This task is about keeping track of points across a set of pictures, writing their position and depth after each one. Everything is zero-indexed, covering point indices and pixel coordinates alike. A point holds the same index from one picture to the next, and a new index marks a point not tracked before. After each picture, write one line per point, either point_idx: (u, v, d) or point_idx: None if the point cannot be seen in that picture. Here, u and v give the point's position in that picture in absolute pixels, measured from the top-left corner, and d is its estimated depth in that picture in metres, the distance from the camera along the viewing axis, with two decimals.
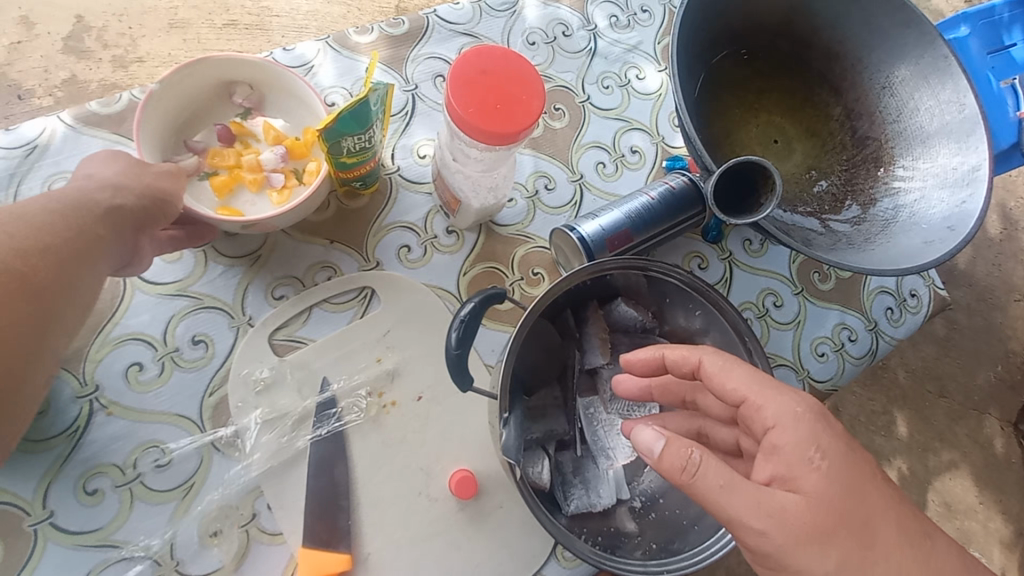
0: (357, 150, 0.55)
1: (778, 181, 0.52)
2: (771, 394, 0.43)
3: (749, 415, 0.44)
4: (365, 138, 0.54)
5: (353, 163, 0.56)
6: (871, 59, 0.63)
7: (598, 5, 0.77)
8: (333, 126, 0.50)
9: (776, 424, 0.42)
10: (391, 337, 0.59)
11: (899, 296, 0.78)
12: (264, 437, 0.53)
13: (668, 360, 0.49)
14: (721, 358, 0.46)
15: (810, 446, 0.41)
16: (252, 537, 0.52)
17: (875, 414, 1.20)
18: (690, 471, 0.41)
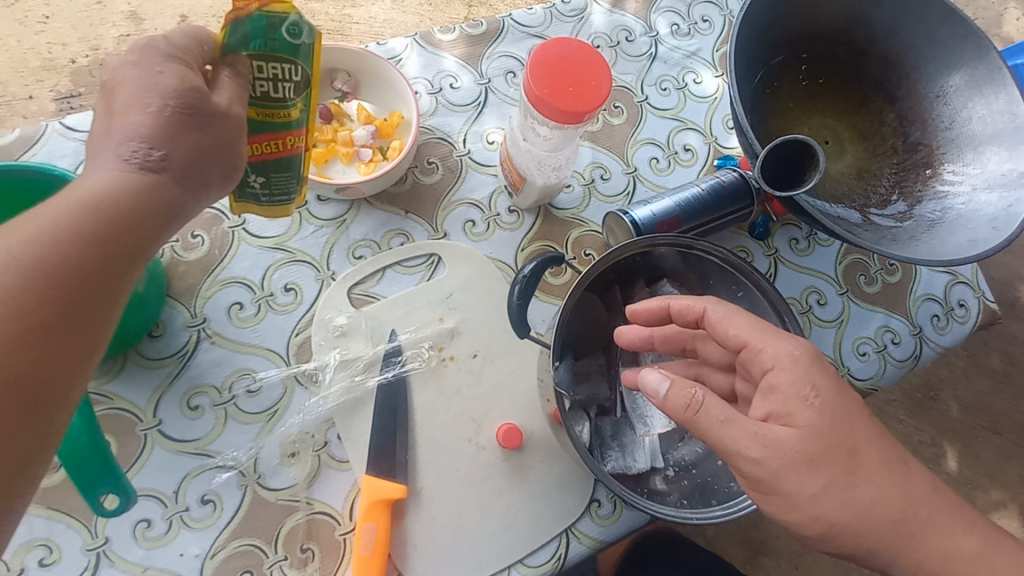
0: (270, 100, 0.44)
1: (823, 157, 0.56)
2: (770, 338, 0.50)
3: (750, 360, 0.50)
4: (282, 79, 0.43)
5: (262, 125, 0.45)
6: (927, 68, 0.66)
7: (661, 14, 0.83)
8: (239, 31, 0.41)
9: (773, 366, 0.49)
10: (453, 299, 0.65)
11: (947, 305, 0.79)
12: (339, 374, 0.61)
13: (674, 309, 0.55)
14: (723, 308, 0.52)
15: (805, 385, 0.48)
16: (323, 462, 0.59)
17: (922, 446, 1.15)
18: (693, 408, 0.46)
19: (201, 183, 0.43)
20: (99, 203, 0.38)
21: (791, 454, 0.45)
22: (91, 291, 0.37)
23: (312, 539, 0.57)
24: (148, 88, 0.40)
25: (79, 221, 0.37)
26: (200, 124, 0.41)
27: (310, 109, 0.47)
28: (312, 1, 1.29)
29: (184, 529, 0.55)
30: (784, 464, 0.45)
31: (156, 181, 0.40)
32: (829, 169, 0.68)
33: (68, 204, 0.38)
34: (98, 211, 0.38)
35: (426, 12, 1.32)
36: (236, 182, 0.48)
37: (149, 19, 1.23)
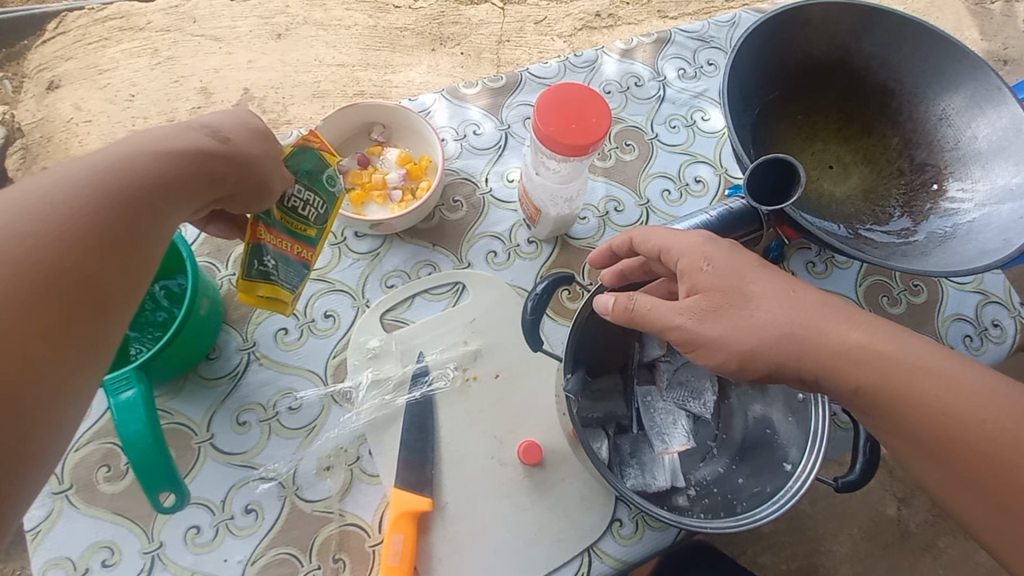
0: (296, 215, 0.57)
1: (800, 171, 0.59)
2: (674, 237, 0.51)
3: (666, 261, 0.51)
4: (310, 204, 0.57)
5: (284, 228, 0.57)
6: (927, 93, 0.68)
7: (668, 61, 0.90)
8: (297, 157, 0.56)
9: (681, 256, 0.49)
10: (477, 324, 0.70)
11: (979, 325, 0.77)
12: (371, 392, 0.66)
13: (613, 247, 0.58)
14: (643, 226, 0.53)
15: (701, 260, 0.47)
16: (355, 476, 0.63)
17: None
18: (630, 305, 0.49)
19: (250, 170, 0.49)
20: (164, 154, 0.44)
21: (699, 309, 0.46)
22: (144, 222, 0.42)
23: (344, 550, 0.60)
24: (236, 118, 0.51)
25: (146, 172, 0.42)
26: (262, 140, 0.51)
27: (326, 237, 0.60)
28: (357, 71, 1.46)
29: (229, 537, 0.60)
30: (698, 321, 0.46)
31: (216, 153, 0.47)
32: (835, 191, 0.70)
33: (136, 151, 0.43)
34: (162, 162, 0.43)
35: (457, 75, 1.46)
36: (245, 264, 0.56)
37: (218, 93, 1.42)
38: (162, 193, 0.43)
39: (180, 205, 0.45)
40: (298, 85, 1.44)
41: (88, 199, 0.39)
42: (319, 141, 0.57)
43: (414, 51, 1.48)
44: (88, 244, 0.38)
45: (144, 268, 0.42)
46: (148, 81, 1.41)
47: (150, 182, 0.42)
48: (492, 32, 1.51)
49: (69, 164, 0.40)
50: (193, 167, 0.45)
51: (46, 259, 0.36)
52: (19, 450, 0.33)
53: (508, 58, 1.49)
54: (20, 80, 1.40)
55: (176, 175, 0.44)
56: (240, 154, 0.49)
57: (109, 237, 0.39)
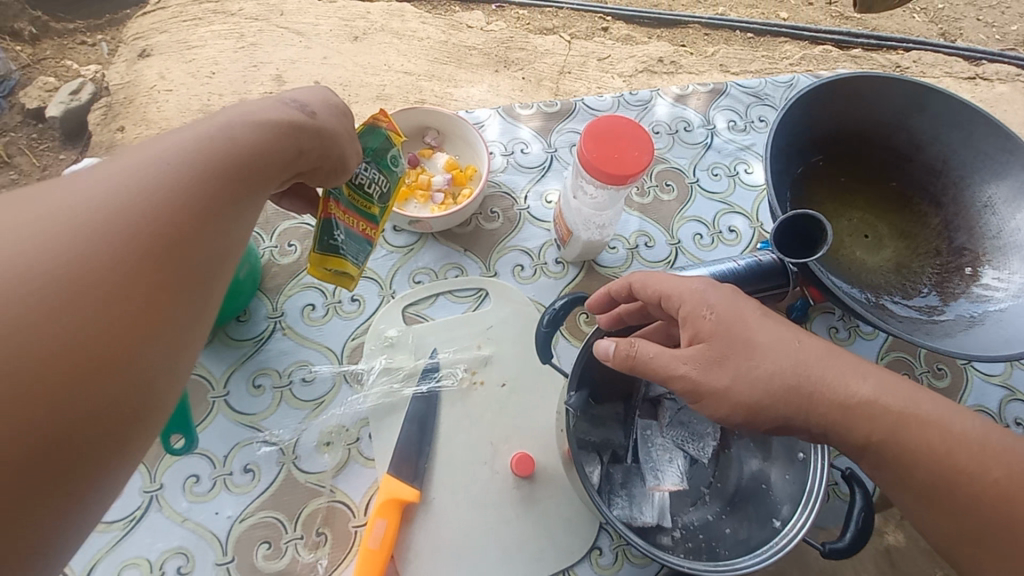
0: (362, 192, 0.61)
1: (829, 233, 0.58)
2: (677, 283, 0.50)
3: (667, 307, 0.51)
4: (376, 184, 0.61)
5: (351, 205, 0.62)
6: (973, 179, 0.68)
7: (719, 111, 0.92)
8: (368, 137, 0.60)
9: (682, 302, 0.49)
10: (492, 332, 0.72)
11: (1000, 421, 0.74)
12: (380, 378, 0.68)
13: (611, 292, 0.57)
14: (645, 273, 0.53)
15: (702, 306, 0.48)
16: (352, 456, 0.65)
17: None
18: (630, 351, 0.49)
19: (330, 145, 0.51)
20: (255, 128, 0.45)
21: (703, 357, 0.46)
22: (242, 187, 0.43)
23: (328, 525, 0.61)
24: (318, 93, 0.53)
25: (243, 141, 0.44)
26: (338, 116, 0.53)
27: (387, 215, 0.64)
28: (422, 80, 1.53)
29: (224, 492, 0.62)
30: (702, 371, 0.46)
31: (302, 126, 0.48)
32: (866, 260, 0.70)
33: (232, 124, 0.44)
34: (256, 135, 0.45)
35: (515, 97, 1.52)
36: (318, 238, 0.62)
37: (291, 82, 1.50)
38: (257, 160, 0.44)
39: (271, 175, 0.46)
40: (365, 86, 1.51)
41: (191, 162, 0.40)
42: (387, 121, 0.61)
43: (479, 70, 1.55)
44: (189, 208, 0.39)
45: (238, 229, 0.43)
46: (230, 62, 1.51)
47: (249, 153, 0.44)
48: (556, 63, 1.56)
49: (171, 134, 0.42)
50: (284, 139, 0.47)
51: (151, 223, 0.37)
52: (133, 397, 0.34)
53: (567, 89, 1.53)
54: (118, 44, 1.52)
55: (269, 146, 0.45)
56: (323, 127, 0.50)
57: (207, 200, 0.40)
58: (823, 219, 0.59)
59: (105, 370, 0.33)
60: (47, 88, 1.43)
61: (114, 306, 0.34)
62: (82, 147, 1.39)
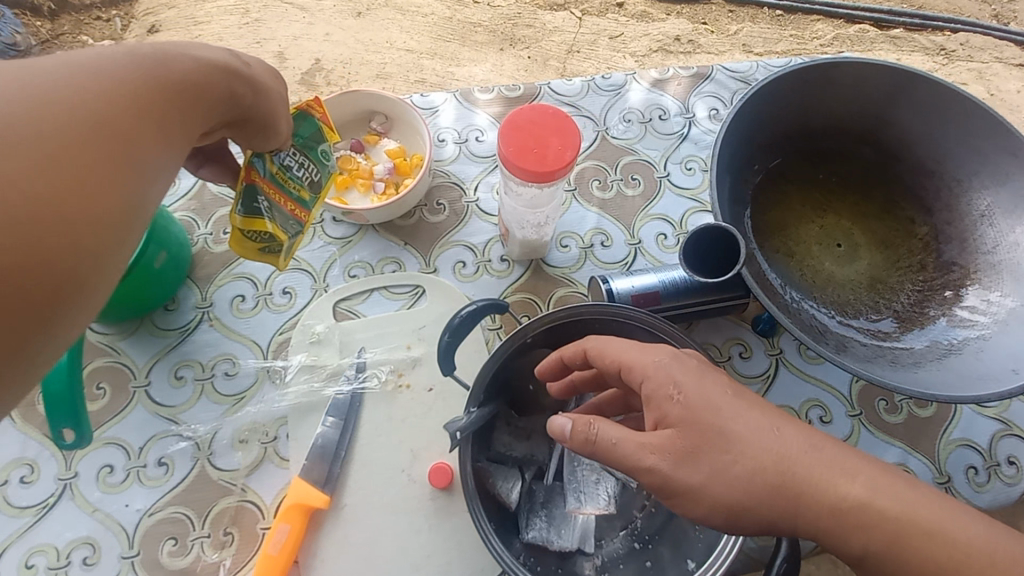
0: (292, 177, 0.56)
1: (741, 241, 0.52)
2: (638, 354, 0.44)
3: (628, 380, 0.45)
4: (306, 169, 0.56)
5: (280, 186, 0.55)
6: (970, 184, 0.59)
7: (700, 98, 0.84)
8: (299, 124, 0.56)
9: (644, 378, 0.43)
10: (424, 332, 0.68)
11: (989, 459, 0.66)
12: (301, 376, 0.66)
13: (565, 359, 0.51)
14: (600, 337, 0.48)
15: (669, 385, 0.42)
16: (267, 455, 0.63)
17: None
18: (592, 438, 0.42)
19: (267, 95, 0.48)
20: (186, 63, 0.42)
21: (673, 449, 0.40)
22: (164, 116, 0.39)
23: (236, 524, 0.60)
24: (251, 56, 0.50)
25: (176, 70, 0.41)
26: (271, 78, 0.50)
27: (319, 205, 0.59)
28: (423, 58, 1.48)
29: (136, 484, 0.61)
30: (671, 464, 0.40)
31: (240, 70, 0.46)
32: (836, 274, 0.62)
33: (166, 52, 0.41)
34: (185, 72, 0.41)
35: (520, 78, 1.45)
36: (239, 227, 0.54)
37: (292, 59, 1.47)
38: (187, 93, 0.41)
39: (203, 112, 0.43)
40: (365, 64, 1.47)
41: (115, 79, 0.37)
42: (321, 110, 0.57)
43: (482, 48, 1.48)
44: (104, 137, 0.35)
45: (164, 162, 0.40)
46: (233, 38, 1.48)
47: (179, 82, 0.41)
48: (564, 40, 1.47)
49: (73, 55, 0.37)
50: (218, 78, 0.44)
51: (56, 150, 0.32)
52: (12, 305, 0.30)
53: (573, 69, 1.45)
54: (129, 20, 1.48)
55: (201, 79, 0.42)
56: (257, 79, 0.47)
57: (124, 136, 0.36)
58: (727, 228, 0.53)
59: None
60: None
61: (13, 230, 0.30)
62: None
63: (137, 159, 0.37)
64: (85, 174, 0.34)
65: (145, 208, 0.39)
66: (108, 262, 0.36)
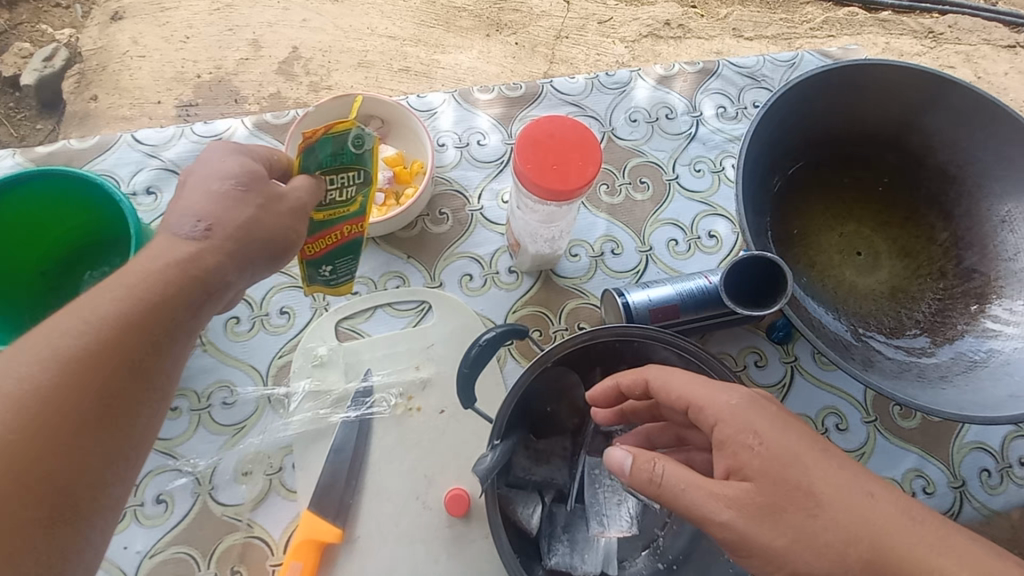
0: (337, 214, 0.51)
1: (789, 279, 0.51)
2: (707, 394, 0.43)
3: (695, 419, 0.44)
4: (346, 194, 0.50)
5: (326, 228, 0.52)
6: (993, 189, 0.58)
7: (707, 96, 0.81)
8: (311, 160, 0.47)
9: (716, 421, 0.42)
10: (434, 350, 0.66)
11: (1002, 461, 0.67)
12: (306, 403, 0.62)
13: (621, 387, 0.50)
14: (662, 371, 0.47)
15: (747, 432, 0.41)
16: (272, 487, 0.60)
17: None
18: (657, 482, 0.42)
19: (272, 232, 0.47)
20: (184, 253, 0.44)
21: (752, 506, 0.39)
22: (192, 295, 0.43)
23: (244, 562, 0.58)
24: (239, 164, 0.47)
25: (199, 244, 0.44)
26: (253, 197, 0.46)
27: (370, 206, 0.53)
28: (407, 46, 1.41)
29: (134, 524, 0.58)
30: (748, 520, 0.39)
31: (250, 215, 0.46)
32: (857, 283, 0.61)
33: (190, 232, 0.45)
34: (207, 243, 0.44)
35: (507, 66, 1.40)
36: (308, 274, 0.55)
37: (268, 47, 1.39)
38: (213, 260, 0.44)
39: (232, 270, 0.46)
40: (346, 52, 1.40)
41: (148, 275, 0.42)
42: (317, 130, 0.46)
43: (468, 34, 1.42)
44: (106, 358, 0.39)
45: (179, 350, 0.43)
46: (204, 25, 1.39)
47: (203, 254, 0.44)
48: (552, 26, 1.42)
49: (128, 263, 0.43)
50: (237, 233, 0.46)
51: (65, 383, 0.37)
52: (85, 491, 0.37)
53: (563, 56, 1.40)
54: (91, 6, 1.38)
55: (221, 243, 0.45)
56: (234, 229, 0.45)
57: (130, 343, 0.40)
58: (774, 259, 0.52)
59: (30, 520, 0.34)
60: (20, 54, 1.29)
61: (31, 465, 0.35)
62: (57, 117, 1.29)
63: (146, 361, 0.40)
64: (91, 397, 0.38)
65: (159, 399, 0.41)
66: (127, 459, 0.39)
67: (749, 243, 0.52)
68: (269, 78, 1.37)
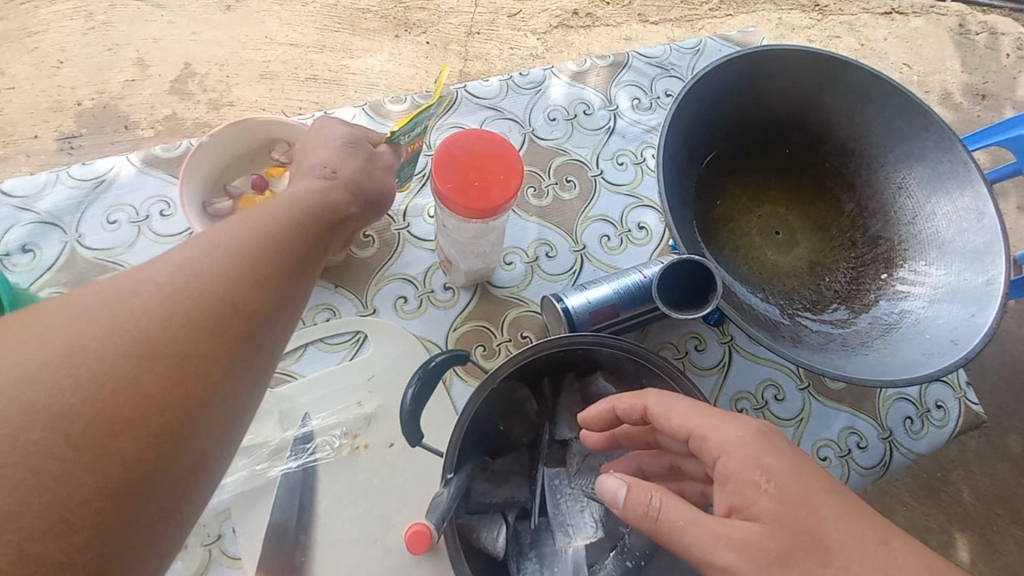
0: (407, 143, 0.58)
1: (717, 275, 0.52)
2: (712, 422, 0.43)
3: (698, 448, 0.44)
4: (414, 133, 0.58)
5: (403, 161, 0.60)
6: (887, 158, 0.62)
7: (621, 88, 0.82)
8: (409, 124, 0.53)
9: (721, 453, 0.42)
10: (375, 382, 0.62)
11: (921, 407, 0.72)
12: (238, 460, 0.57)
13: (618, 411, 0.50)
14: (663, 398, 0.47)
15: (756, 468, 0.41)
16: (213, 557, 0.55)
17: (930, 532, 1.05)
18: (654, 515, 0.41)
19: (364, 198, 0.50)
20: (282, 224, 0.40)
21: (764, 553, 0.38)
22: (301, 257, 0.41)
23: None
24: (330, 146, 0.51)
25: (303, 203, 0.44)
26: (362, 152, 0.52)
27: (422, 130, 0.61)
28: (312, 52, 1.33)
29: None
30: (736, 545, 0.38)
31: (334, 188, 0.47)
32: (779, 262, 0.64)
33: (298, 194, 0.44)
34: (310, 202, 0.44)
35: (421, 66, 1.35)
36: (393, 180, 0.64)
37: (156, 65, 1.27)
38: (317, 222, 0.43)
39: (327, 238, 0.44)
40: (245, 64, 1.30)
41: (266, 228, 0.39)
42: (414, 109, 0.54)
43: (376, 36, 1.36)
44: (182, 320, 0.33)
45: (270, 327, 0.38)
46: (79, 47, 1.26)
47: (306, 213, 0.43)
48: (462, 22, 1.39)
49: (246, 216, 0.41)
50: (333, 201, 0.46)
51: (157, 336, 0.32)
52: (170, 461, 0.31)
53: (477, 52, 1.37)
54: None
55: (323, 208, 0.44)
56: (354, 176, 0.49)
57: (215, 306, 0.34)
58: (703, 260, 0.53)
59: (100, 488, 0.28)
60: None
61: (125, 432, 0.29)
62: None
63: (227, 330, 0.35)
64: (189, 348, 0.33)
65: (243, 375, 0.35)
66: (205, 440, 0.33)
67: (677, 240, 0.52)
68: (161, 98, 1.25)
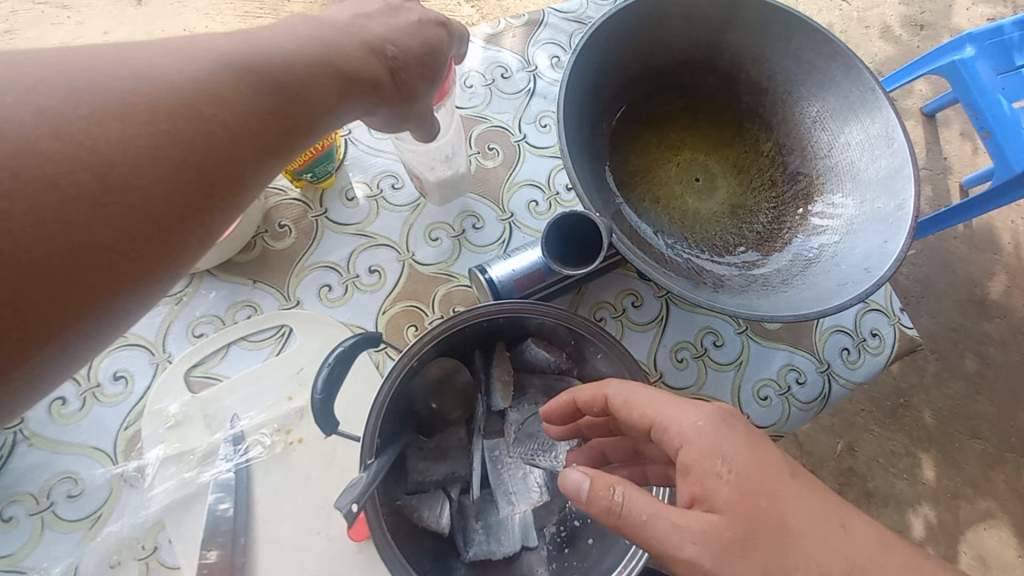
0: None
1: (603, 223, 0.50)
2: (674, 411, 0.42)
3: (661, 439, 0.43)
4: None
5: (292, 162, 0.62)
6: (800, 92, 0.61)
7: (540, 47, 0.79)
8: None
9: (683, 443, 0.41)
10: (303, 375, 0.61)
11: (857, 337, 0.73)
12: (166, 471, 0.56)
13: (579, 403, 0.49)
14: (622, 386, 0.45)
15: (715, 458, 0.39)
16: (151, 569, 0.54)
17: (896, 456, 1.07)
18: (616, 511, 0.39)
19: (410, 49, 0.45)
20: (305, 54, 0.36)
21: (666, 509, 0.38)
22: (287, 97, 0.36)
23: None
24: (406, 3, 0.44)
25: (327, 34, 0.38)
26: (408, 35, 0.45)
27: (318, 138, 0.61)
28: None
29: None
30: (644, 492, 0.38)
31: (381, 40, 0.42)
32: (700, 209, 0.63)
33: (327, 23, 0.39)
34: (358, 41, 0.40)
35: None
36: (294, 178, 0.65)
37: None
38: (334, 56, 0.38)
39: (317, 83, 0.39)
40: None
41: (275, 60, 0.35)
42: None
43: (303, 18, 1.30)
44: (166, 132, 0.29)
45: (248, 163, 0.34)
46: None
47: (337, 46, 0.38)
48: None
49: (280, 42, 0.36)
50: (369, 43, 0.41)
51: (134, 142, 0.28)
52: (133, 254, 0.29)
53: None
54: None
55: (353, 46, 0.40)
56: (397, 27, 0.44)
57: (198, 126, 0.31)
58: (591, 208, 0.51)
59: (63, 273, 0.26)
60: None
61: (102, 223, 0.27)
62: None
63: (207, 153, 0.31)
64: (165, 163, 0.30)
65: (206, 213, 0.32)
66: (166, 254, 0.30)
67: (582, 201, 0.51)
68: None
